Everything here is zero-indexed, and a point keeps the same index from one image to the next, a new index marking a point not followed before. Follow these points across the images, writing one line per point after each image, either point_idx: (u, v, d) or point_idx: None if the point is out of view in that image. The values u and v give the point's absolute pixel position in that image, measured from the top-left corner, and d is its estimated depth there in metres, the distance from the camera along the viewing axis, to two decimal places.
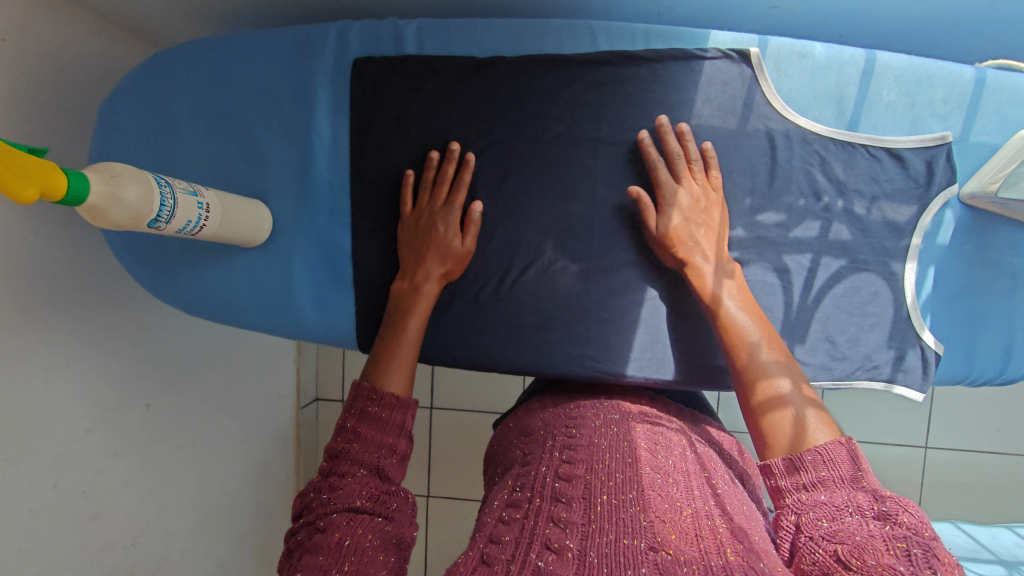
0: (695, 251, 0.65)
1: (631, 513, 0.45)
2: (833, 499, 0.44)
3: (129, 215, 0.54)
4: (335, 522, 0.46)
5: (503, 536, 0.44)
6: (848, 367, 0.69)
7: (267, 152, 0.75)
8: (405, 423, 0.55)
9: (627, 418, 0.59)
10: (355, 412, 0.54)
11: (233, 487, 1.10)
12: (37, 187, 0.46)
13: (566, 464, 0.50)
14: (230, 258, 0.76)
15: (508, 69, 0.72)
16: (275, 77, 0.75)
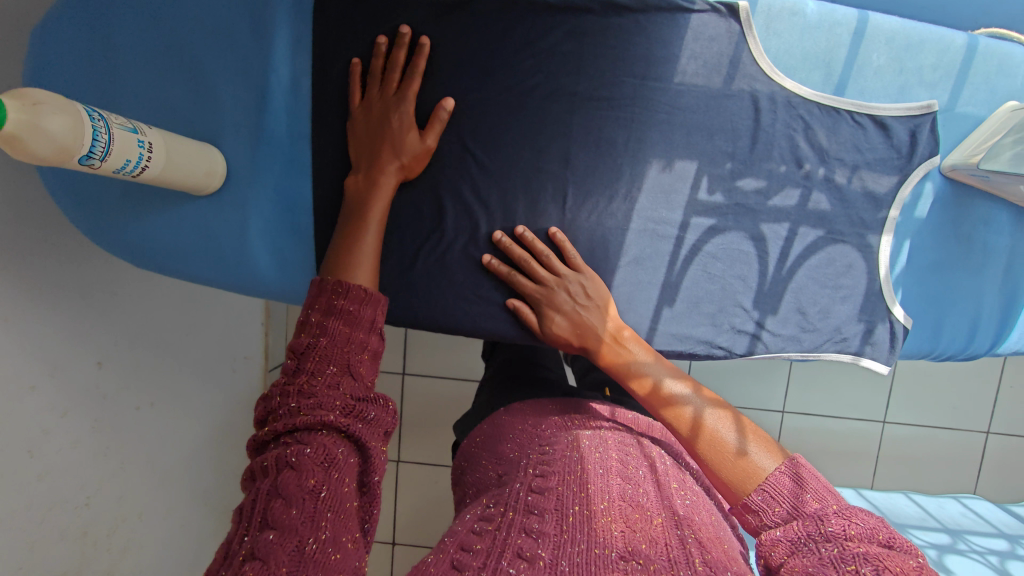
0: (591, 340, 0.64)
1: (604, 524, 0.44)
2: (788, 530, 0.44)
3: (55, 149, 0.48)
4: (309, 459, 0.41)
5: (474, 544, 0.42)
6: (816, 339, 0.69)
7: (221, 92, 0.69)
8: (377, 317, 0.50)
9: (598, 430, 0.59)
10: (321, 307, 0.49)
11: (193, 448, 1.07)
12: None
13: (539, 477, 0.49)
14: (178, 206, 0.71)
15: (482, 11, 0.68)
16: (228, 7, 0.69)
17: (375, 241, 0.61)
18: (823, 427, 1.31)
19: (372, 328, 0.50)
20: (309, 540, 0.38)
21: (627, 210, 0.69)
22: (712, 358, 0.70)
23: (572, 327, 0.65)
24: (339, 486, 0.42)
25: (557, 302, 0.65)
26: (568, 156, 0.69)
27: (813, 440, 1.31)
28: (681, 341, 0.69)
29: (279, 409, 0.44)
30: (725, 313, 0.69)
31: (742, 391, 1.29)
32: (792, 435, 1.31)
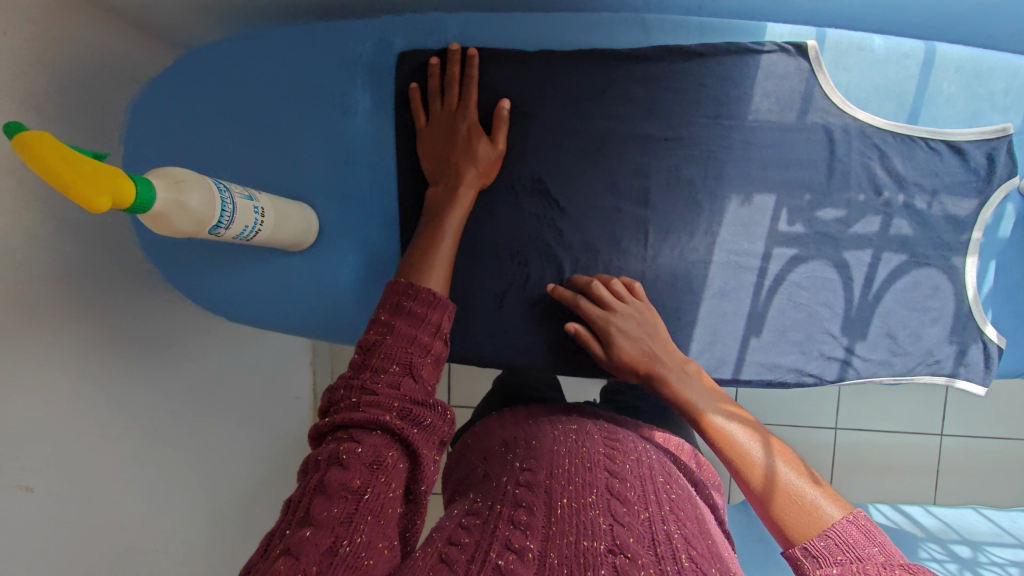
0: (653, 366, 0.63)
1: (592, 517, 0.44)
2: (843, 572, 0.42)
3: (192, 222, 0.52)
4: (359, 459, 0.43)
5: (462, 539, 0.43)
6: (909, 362, 0.69)
7: (312, 153, 0.73)
8: (441, 323, 0.54)
9: (585, 427, 0.58)
10: (390, 306, 0.53)
11: (254, 493, 1.08)
12: (109, 196, 0.44)
13: (528, 472, 0.50)
14: (271, 262, 0.74)
15: (556, 62, 0.69)
16: (316, 73, 0.73)
17: (449, 245, 0.62)
18: (879, 442, 1.29)
19: (435, 334, 0.53)
20: (343, 542, 0.40)
21: (709, 243, 0.70)
22: (803, 386, 0.71)
23: (637, 351, 0.64)
24: (385, 490, 0.44)
25: (622, 327, 0.64)
26: (646, 195, 0.70)
27: (872, 457, 1.29)
28: (770, 370, 0.70)
29: (340, 402, 0.48)
30: (814, 340, 0.70)
31: (796, 410, 1.28)
32: (849, 452, 1.28)
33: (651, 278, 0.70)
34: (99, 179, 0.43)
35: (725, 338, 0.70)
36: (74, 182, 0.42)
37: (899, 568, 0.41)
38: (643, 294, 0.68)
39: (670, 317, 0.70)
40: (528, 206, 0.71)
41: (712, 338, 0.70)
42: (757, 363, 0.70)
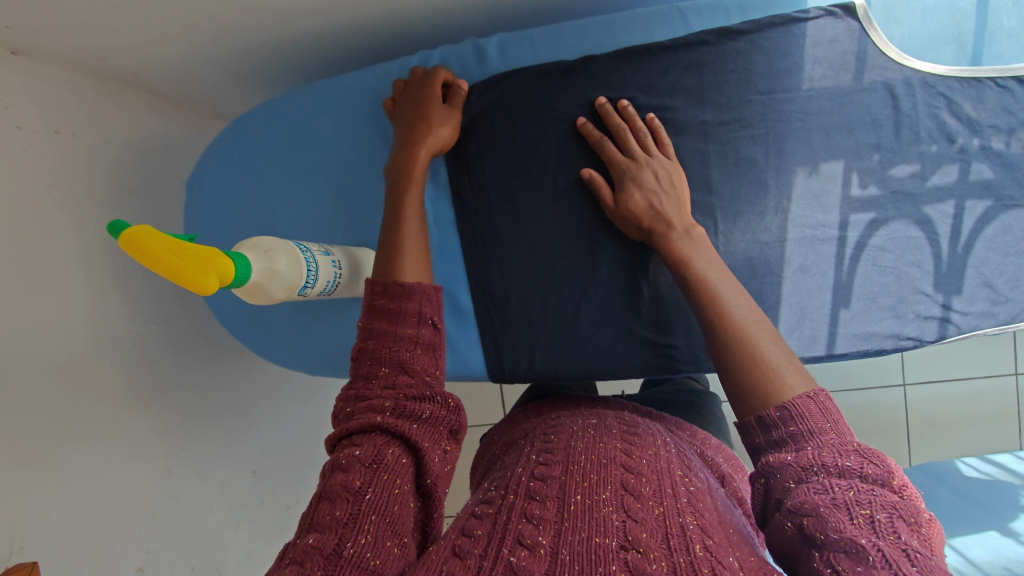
0: (658, 219, 0.64)
1: (605, 514, 0.46)
2: (800, 456, 0.45)
3: (283, 286, 0.52)
4: (358, 461, 0.48)
5: (475, 531, 0.46)
6: (1013, 309, 0.67)
7: (368, 198, 0.75)
8: (423, 312, 0.58)
9: (603, 423, 0.61)
10: (374, 310, 0.58)
11: None
12: (215, 276, 0.44)
13: (543, 466, 0.53)
14: (346, 310, 0.75)
15: (602, 67, 0.69)
16: (364, 121, 0.74)
17: (408, 229, 0.63)
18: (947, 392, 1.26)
19: (418, 322, 0.57)
20: (348, 544, 0.43)
21: (781, 221, 0.68)
22: (903, 350, 0.68)
23: (645, 205, 0.64)
24: (388, 485, 0.47)
25: (641, 179, 0.65)
26: (709, 182, 0.68)
27: (952, 408, 1.24)
28: (866, 340, 0.68)
29: (341, 414, 0.53)
30: (907, 302, 0.68)
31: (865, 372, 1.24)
32: (929, 407, 1.24)
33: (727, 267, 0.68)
34: (202, 261, 0.44)
35: (815, 315, 0.68)
36: (184, 269, 0.43)
37: (850, 450, 0.45)
38: (673, 152, 0.67)
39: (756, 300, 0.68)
40: (586, 217, 0.72)
41: (801, 317, 0.68)
42: (853, 334, 0.68)
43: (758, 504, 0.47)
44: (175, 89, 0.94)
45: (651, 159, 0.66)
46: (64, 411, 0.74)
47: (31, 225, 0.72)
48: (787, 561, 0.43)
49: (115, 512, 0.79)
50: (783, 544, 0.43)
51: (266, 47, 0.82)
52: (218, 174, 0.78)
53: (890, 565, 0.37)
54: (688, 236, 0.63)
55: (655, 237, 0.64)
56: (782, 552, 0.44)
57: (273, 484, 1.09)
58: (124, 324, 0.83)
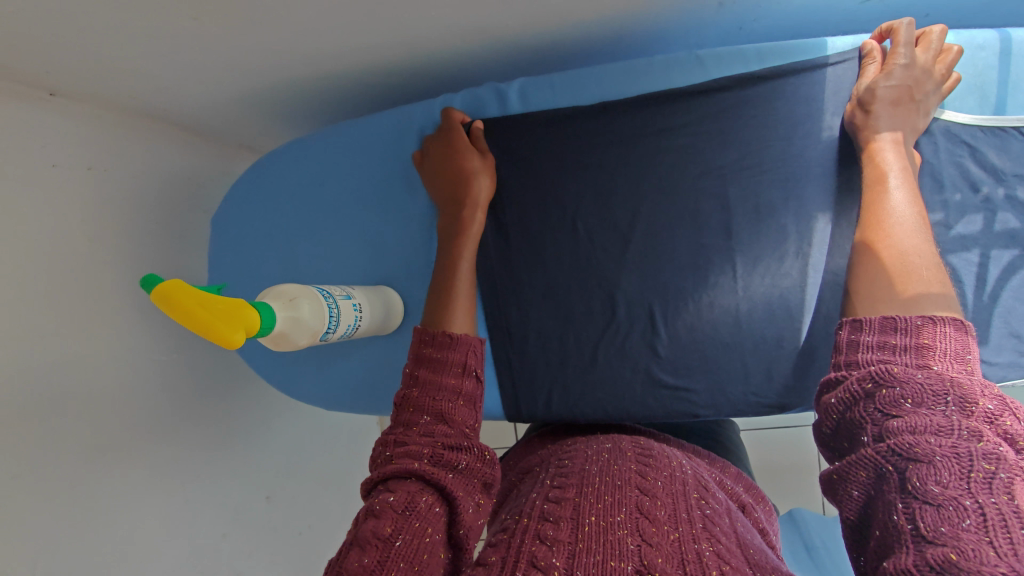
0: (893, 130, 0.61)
1: (620, 537, 0.47)
2: (929, 382, 0.41)
3: (308, 332, 0.53)
4: (391, 507, 0.47)
5: (490, 558, 0.47)
6: None
7: (389, 237, 0.76)
8: (467, 361, 0.59)
9: (618, 445, 0.61)
10: (416, 358, 0.60)
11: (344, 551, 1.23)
12: (242, 329, 0.45)
13: (557, 489, 0.54)
14: (366, 344, 0.77)
15: (621, 111, 0.71)
16: (387, 161, 0.76)
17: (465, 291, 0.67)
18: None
19: (463, 373, 0.59)
20: None
21: (802, 266, 0.69)
22: None
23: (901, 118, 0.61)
24: (419, 533, 0.46)
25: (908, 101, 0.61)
26: (729, 226, 0.70)
27: None
28: None
29: (379, 458, 0.54)
30: None
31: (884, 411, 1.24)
32: None
33: (746, 311, 0.70)
34: (230, 313, 0.45)
35: None
36: (212, 323, 0.44)
37: (988, 393, 0.40)
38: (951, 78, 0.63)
39: (773, 345, 0.70)
40: (601, 257, 0.72)
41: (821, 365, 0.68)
42: None
43: (837, 419, 0.45)
44: (201, 125, 0.97)
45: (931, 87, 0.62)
46: (89, 440, 0.75)
47: (63, 260, 0.74)
48: (859, 499, 0.41)
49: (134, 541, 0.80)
50: (874, 476, 0.40)
51: (290, 89, 0.85)
52: (243, 211, 0.80)
53: (986, 533, 0.34)
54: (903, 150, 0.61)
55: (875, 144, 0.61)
56: (857, 489, 0.41)
57: (287, 512, 1.09)
58: (148, 354, 0.85)
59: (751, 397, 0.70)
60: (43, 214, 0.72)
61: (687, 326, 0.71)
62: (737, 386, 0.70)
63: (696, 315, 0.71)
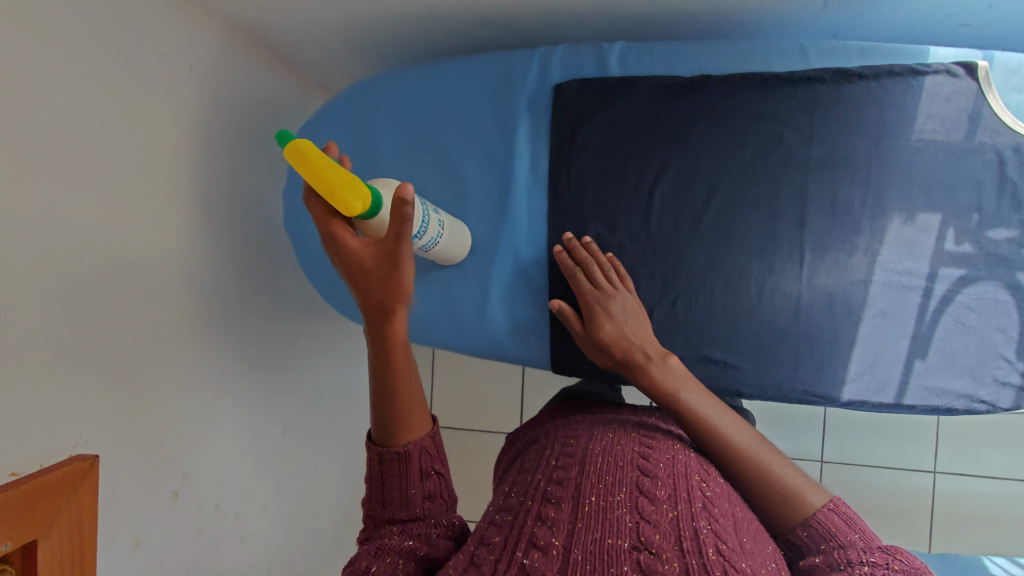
0: (635, 350, 0.68)
1: (619, 514, 0.48)
2: (826, 557, 0.51)
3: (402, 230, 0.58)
4: None
5: (492, 538, 0.49)
6: None
7: (465, 177, 0.78)
8: (424, 464, 0.59)
9: (620, 428, 0.63)
10: (374, 476, 0.59)
11: (336, 497, 1.28)
12: (360, 201, 0.51)
13: (561, 470, 0.55)
14: (428, 275, 0.79)
15: (715, 88, 0.72)
16: (477, 104, 0.78)
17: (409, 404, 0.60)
18: (894, 472, 1.44)
19: (423, 477, 0.59)
20: None
21: (869, 263, 0.69)
22: (973, 413, 0.68)
23: (620, 334, 0.68)
24: None
25: (608, 308, 0.70)
26: (803, 216, 0.71)
27: (883, 501, 1.44)
28: (937, 396, 0.68)
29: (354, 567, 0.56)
30: (986, 365, 0.68)
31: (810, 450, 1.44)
32: (873, 490, 1.44)
33: (808, 300, 0.71)
34: (353, 186, 0.51)
35: (888, 361, 0.69)
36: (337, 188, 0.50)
37: (871, 549, 0.50)
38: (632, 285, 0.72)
39: (828, 338, 0.70)
40: (670, 226, 0.74)
41: (872, 361, 0.70)
42: (922, 386, 0.69)
43: None
44: (289, 54, 1.01)
45: (615, 291, 0.71)
46: (147, 324, 0.77)
47: (153, 146, 0.77)
48: None
49: (169, 432, 0.82)
50: None
51: (387, 27, 0.88)
52: (328, 130, 0.83)
53: None
54: (665, 366, 0.66)
55: (637, 371, 0.67)
56: None
57: (297, 444, 1.12)
58: (209, 257, 0.88)
59: (798, 385, 0.71)
60: (143, 97, 0.75)
61: (744, 308, 0.72)
62: (785, 372, 0.71)
63: (756, 299, 0.72)
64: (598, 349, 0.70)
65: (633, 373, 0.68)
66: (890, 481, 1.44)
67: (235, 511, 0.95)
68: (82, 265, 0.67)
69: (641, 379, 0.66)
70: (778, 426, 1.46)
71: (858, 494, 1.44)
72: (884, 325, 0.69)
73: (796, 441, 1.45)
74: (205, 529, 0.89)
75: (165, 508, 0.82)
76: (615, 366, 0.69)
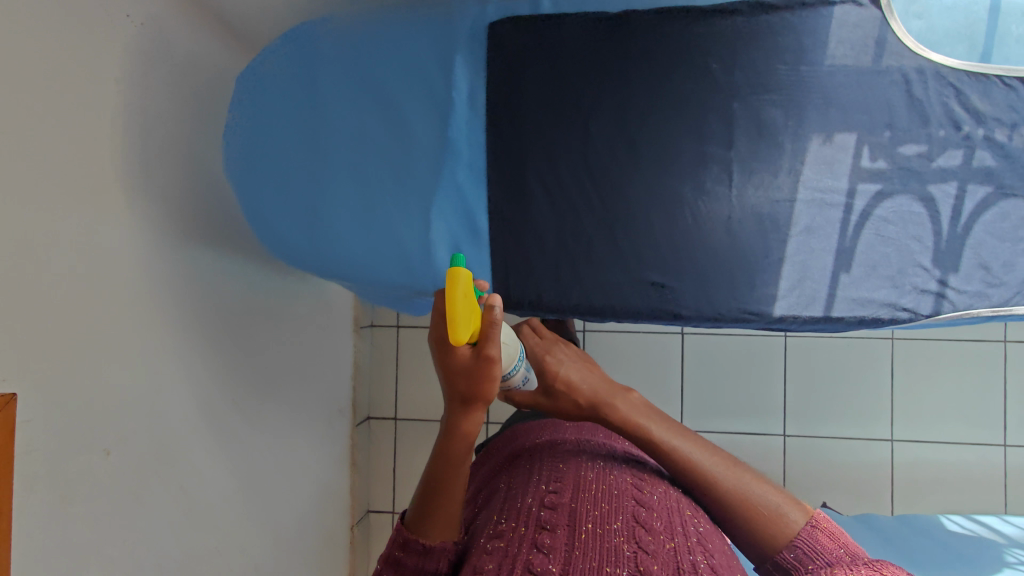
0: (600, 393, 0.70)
1: (617, 542, 0.52)
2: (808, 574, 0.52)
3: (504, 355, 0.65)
4: None
5: (485, 565, 0.50)
6: (1005, 293, 0.70)
7: (405, 112, 0.78)
8: (438, 566, 0.56)
9: (610, 462, 0.66)
10: (390, 562, 0.58)
11: (293, 484, 1.24)
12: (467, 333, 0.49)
13: (552, 494, 0.59)
14: (374, 211, 0.79)
15: (643, 21, 0.75)
16: (416, 40, 0.78)
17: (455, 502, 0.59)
18: (850, 444, 1.56)
19: None
20: None
21: (794, 182, 0.72)
22: (897, 322, 0.71)
23: (578, 377, 0.72)
24: None
25: (557, 357, 0.75)
26: (730, 139, 0.74)
27: (822, 462, 1.56)
28: (862, 306, 0.71)
29: None
30: (905, 274, 0.71)
31: (744, 419, 1.58)
32: (810, 452, 1.56)
33: (739, 220, 0.73)
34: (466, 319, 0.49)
35: (816, 275, 0.72)
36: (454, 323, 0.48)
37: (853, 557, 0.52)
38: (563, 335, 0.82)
39: (761, 256, 0.73)
40: (607, 156, 0.76)
41: (801, 276, 0.72)
42: (849, 297, 0.71)
43: None
44: None
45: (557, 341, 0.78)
46: (131, 279, 0.76)
47: None
48: None
49: (147, 393, 0.80)
50: None
51: None
52: (267, 73, 0.82)
53: None
54: (626, 398, 0.70)
55: (608, 410, 0.69)
56: None
57: (259, 421, 1.09)
58: None
59: (735, 303, 0.73)
60: None
61: (680, 232, 0.74)
62: (723, 290, 0.73)
63: (691, 222, 0.74)
64: (551, 394, 0.73)
65: (602, 413, 0.69)
66: (846, 451, 1.55)
67: (182, 482, 0.88)
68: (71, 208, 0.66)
69: (608, 414, 0.69)
70: (723, 401, 1.59)
71: (796, 457, 1.56)
72: (807, 242, 0.72)
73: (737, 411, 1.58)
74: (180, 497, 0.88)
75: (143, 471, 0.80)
76: (579, 407, 0.70)
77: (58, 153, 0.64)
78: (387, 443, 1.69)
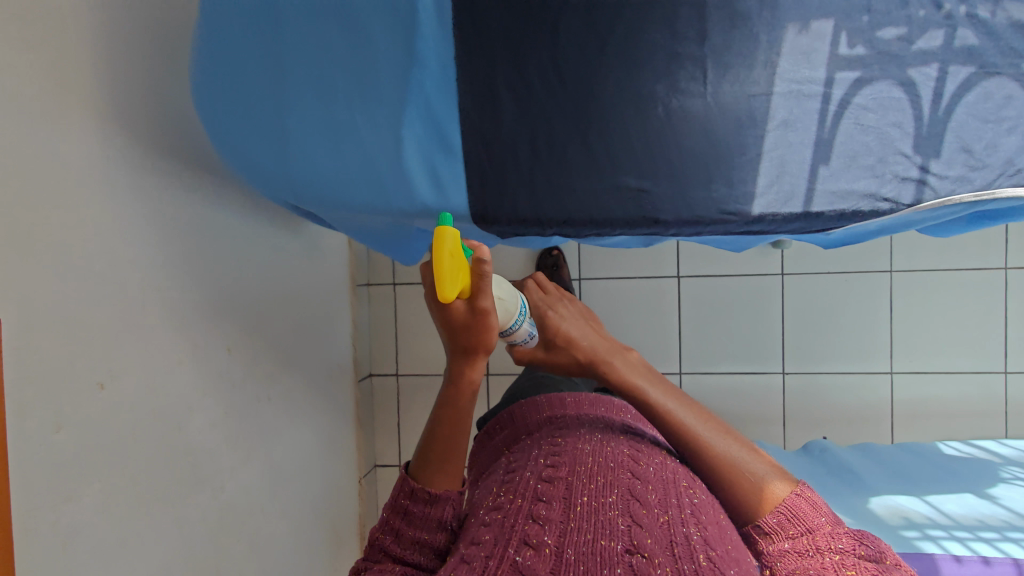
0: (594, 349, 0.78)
1: (612, 517, 0.57)
2: (803, 544, 0.60)
3: (503, 310, 0.74)
4: None
5: (483, 536, 0.55)
6: (987, 176, 0.69)
7: (367, 20, 0.72)
8: (443, 516, 0.65)
9: (608, 440, 0.72)
10: (399, 507, 0.66)
11: (294, 432, 1.27)
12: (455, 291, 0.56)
13: (550, 468, 0.65)
14: (342, 130, 0.76)
15: None
16: None
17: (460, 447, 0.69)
18: (850, 380, 1.56)
19: (438, 527, 0.65)
20: None
21: (769, 75, 0.70)
22: (877, 213, 0.71)
23: (578, 333, 0.79)
24: None
25: (560, 313, 0.81)
26: (703, 35, 0.71)
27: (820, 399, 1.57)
28: (841, 199, 0.71)
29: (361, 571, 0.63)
30: (886, 162, 0.70)
31: (743, 358, 1.58)
32: (807, 389, 1.57)
33: (714, 118, 0.72)
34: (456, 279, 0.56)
35: (794, 169, 0.71)
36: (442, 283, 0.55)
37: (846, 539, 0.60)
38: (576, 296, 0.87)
39: (736, 153, 0.72)
40: (579, 60, 0.74)
41: (779, 171, 0.71)
42: (829, 190, 0.71)
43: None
44: None
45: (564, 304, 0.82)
46: (104, 210, 0.76)
47: None
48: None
49: (134, 329, 0.81)
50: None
51: None
52: None
53: None
54: (623, 358, 0.79)
55: (605, 367, 0.77)
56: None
57: (256, 367, 1.11)
58: None
59: (711, 202, 0.73)
60: None
61: (653, 134, 0.73)
62: (699, 189, 0.73)
63: (665, 121, 0.73)
64: (552, 350, 0.80)
65: (601, 371, 0.77)
66: (844, 387, 1.56)
67: (179, 421, 0.90)
68: (31, 136, 0.66)
69: (608, 373, 0.77)
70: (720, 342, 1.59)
71: (793, 392, 1.57)
72: (785, 135, 0.71)
73: (735, 351, 1.58)
74: (177, 431, 0.89)
75: (136, 405, 0.81)
76: (585, 362, 0.78)
77: (10, 78, 0.63)
78: (389, 398, 1.71)
